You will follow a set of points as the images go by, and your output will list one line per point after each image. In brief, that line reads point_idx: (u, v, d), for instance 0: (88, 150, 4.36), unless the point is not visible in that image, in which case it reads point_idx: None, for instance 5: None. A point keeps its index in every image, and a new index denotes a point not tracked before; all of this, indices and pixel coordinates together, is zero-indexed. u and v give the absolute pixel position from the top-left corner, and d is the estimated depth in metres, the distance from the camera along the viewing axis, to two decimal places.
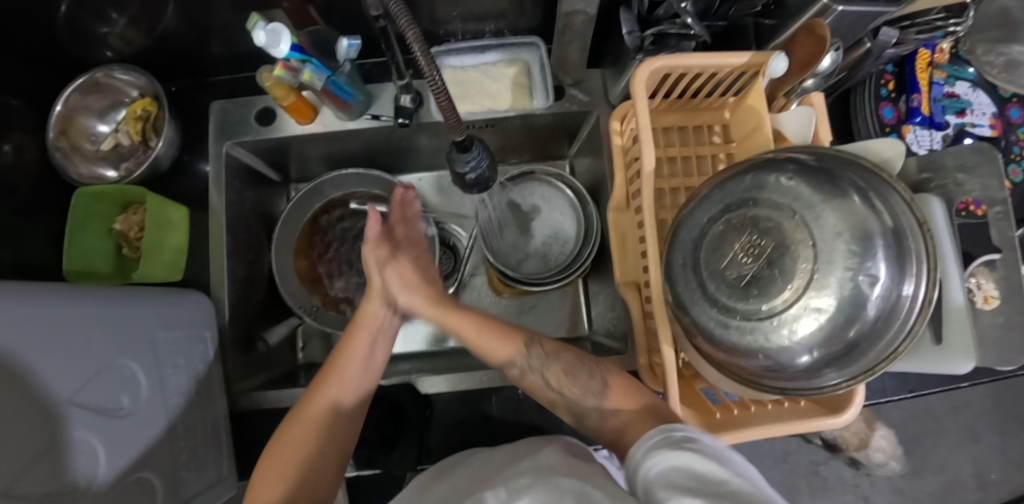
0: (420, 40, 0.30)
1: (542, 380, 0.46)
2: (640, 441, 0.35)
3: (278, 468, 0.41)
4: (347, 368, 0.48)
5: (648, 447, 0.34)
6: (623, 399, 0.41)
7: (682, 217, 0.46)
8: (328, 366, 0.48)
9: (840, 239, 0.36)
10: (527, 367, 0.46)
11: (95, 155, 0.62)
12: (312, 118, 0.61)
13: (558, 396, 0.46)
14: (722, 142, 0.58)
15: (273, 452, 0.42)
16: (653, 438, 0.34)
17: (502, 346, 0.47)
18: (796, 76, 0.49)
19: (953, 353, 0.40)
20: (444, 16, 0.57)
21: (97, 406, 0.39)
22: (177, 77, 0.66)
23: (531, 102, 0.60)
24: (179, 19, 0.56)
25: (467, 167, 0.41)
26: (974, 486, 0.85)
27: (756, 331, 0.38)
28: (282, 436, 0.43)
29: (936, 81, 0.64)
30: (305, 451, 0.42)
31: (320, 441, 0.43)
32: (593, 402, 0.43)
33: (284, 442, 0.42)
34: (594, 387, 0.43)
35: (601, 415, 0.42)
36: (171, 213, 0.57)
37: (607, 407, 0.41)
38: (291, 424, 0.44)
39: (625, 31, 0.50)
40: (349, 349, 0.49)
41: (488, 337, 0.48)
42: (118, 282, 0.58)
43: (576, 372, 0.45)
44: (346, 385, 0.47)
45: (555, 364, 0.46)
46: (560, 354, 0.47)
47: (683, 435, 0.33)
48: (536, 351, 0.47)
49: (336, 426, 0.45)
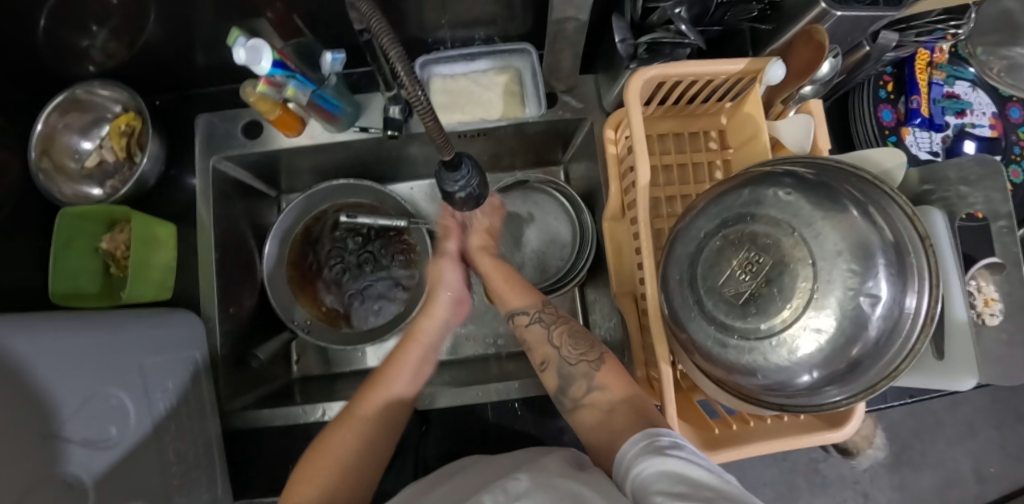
0: (400, 55, 0.26)
1: (546, 334, 0.50)
2: (626, 445, 0.36)
3: (316, 465, 0.41)
4: (392, 381, 0.48)
5: (633, 453, 0.35)
6: (612, 378, 0.44)
7: (679, 229, 0.45)
8: (376, 375, 0.49)
9: (841, 257, 0.35)
10: (537, 317, 0.51)
11: (78, 173, 0.60)
12: (299, 130, 0.59)
13: (553, 351, 0.48)
14: (718, 148, 0.57)
15: (318, 448, 0.43)
16: (638, 445, 0.35)
17: (519, 295, 0.53)
18: (793, 83, 0.48)
19: (955, 369, 0.40)
20: (433, 24, 0.56)
21: (84, 436, 0.38)
22: (160, 91, 0.65)
23: (523, 110, 0.58)
24: (161, 31, 0.54)
25: (457, 186, 0.40)
26: (974, 481, 0.85)
27: (754, 350, 0.37)
28: (328, 436, 0.44)
29: (936, 82, 0.63)
30: (346, 457, 0.42)
31: (360, 446, 0.43)
32: (582, 369, 0.46)
33: (325, 443, 0.43)
34: (589, 357, 0.46)
35: (586, 388, 0.45)
36: (158, 231, 0.56)
37: (595, 382, 0.44)
38: (338, 423, 0.44)
39: (618, 39, 0.48)
40: (399, 361, 0.50)
41: (502, 287, 0.55)
42: (107, 303, 0.57)
43: (579, 337, 0.48)
44: (389, 396, 0.47)
45: (560, 327, 0.50)
46: (564, 322, 0.51)
47: (667, 441, 0.34)
48: (547, 307, 0.52)
49: (377, 435, 0.45)
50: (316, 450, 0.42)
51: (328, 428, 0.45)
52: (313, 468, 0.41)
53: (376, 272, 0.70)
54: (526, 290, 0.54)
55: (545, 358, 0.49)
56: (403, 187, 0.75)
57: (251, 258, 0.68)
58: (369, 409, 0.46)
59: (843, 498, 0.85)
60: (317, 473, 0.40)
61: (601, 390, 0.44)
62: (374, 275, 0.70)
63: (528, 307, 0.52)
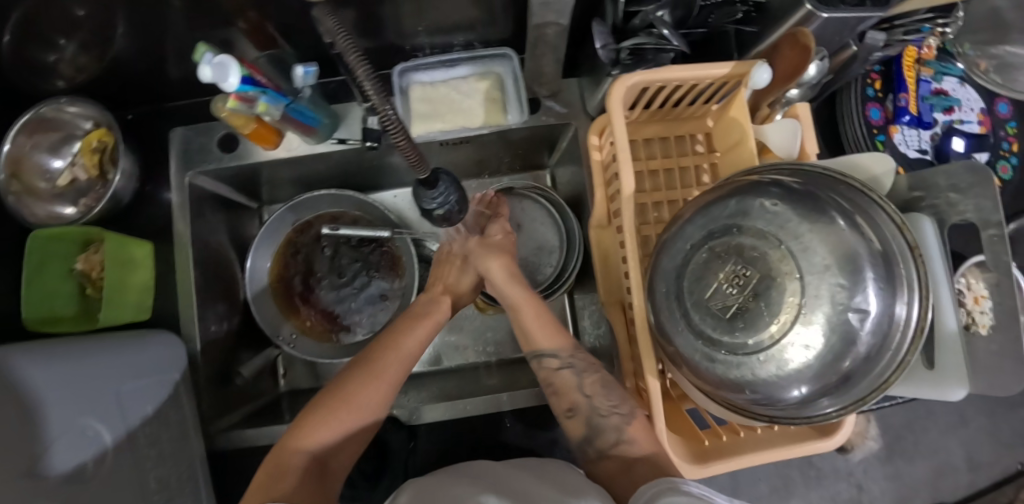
0: (371, 75, 0.28)
1: (576, 381, 0.47)
2: (648, 487, 0.35)
3: (335, 420, 0.42)
4: (411, 345, 0.49)
5: (656, 490, 0.34)
6: (641, 431, 0.42)
7: (665, 240, 0.44)
8: (396, 337, 0.49)
9: (828, 272, 0.34)
10: (567, 363, 0.48)
11: (48, 193, 0.58)
12: (277, 143, 0.58)
13: (582, 400, 0.46)
14: (705, 152, 0.56)
15: (338, 401, 0.43)
16: (662, 485, 0.33)
17: (549, 334, 0.51)
18: (779, 87, 0.47)
19: (946, 379, 0.39)
20: (410, 31, 0.55)
21: (63, 471, 0.37)
22: (133, 105, 0.63)
23: (505, 117, 0.56)
24: (130, 45, 0.52)
25: (434, 203, 0.39)
26: (966, 469, 0.84)
27: (742, 366, 0.36)
28: (348, 387, 0.44)
29: (924, 79, 0.63)
30: (363, 417, 0.44)
31: (373, 405, 0.45)
32: (613, 423, 0.43)
33: (350, 398, 0.43)
34: (622, 409, 0.44)
35: (615, 439, 0.43)
36: (133, 251, 0.54)
37: (624, 435, 0.42)
38: (364, 378, 0.45)
39: (599, 45, 0.47)
40: (418, 329, 0.51)
41: (531, 321, 0.51)
42: (85, 325, 0.55)
43: (611, 387, 0.46)
44: (407, 362, 0.48)
45: (591, 375, 0.47)
46: (596, 370, 0.48)
47: (695, 489, 0.33)
48: (579, 351, 0.50)
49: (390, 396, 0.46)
50: (339, 402, 0.43)
51: (348, 375, 0.45)
52: (333, 423, 0.42)
53: (361, 284, 0.69)
54: (556, 328, 0.51)
55: (572, 404, 0.47)
56: (386, 195, 0.74)
57: (233, 273, 0.67)
58: (390, 372, 0.46)
59: (837, 490, 0.84)
60: (335, 428, 0.42)
61: (630, 443, 0.41)
62: (361, 287, 0.69)
63: (558, 351, 0.49)
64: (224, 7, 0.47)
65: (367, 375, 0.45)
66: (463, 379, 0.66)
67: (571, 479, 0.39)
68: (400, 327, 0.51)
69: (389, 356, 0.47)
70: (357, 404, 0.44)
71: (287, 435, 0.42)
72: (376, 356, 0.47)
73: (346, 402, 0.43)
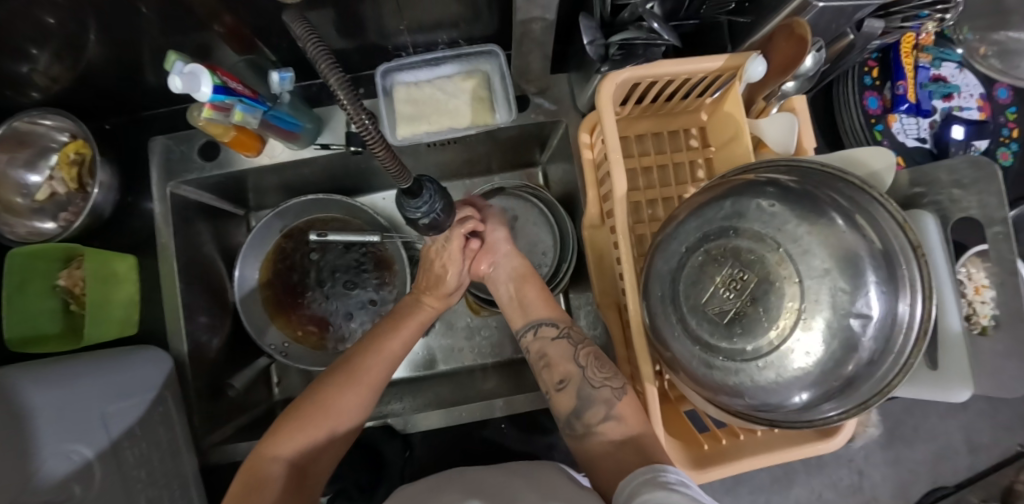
0: (345, 84, 0.24)
1: (571, 351, 0.48)
2: (631, 476, 0.36)
3: (312, 426, 0.43)
4: (393, 347, 0.48)
5: (638, 483, 0.34)
6: (631, 410, 0.42)
7: (660, 241, 0.42)
8: (378, 340, 0.48)
9: (829, 276, 0.33)
10: (566, 333, 0.49)
11: (29, 208, 0.57)
12: (258, 150, 0.56)
13: (577, 370, 0.46)
14: (699, 147, 0.55)
15: (315, 408, 0.43)
16: (644, 474, 0.34)
17: (547, 305, 0.52)
18: (775, 79, 0.45)
19: (949, 379, 0.39)
20: (392, 29, 0.53)
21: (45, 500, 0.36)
22: (110, 115, 0.61)
23: (492, 116, 0.54)
24: (101, 54, 0.50)
25: (419, 212, 0.37)
26: (966, 452, 0.84)
27: (741, 373, 0.35)
28: (326, 392, 0.44)
29: (922, 65, 0.62)
30: (342, 422, 0.44)
31: (352, 409, 0.45)
32: (603, 396, 0.44)
33: (326, 404, 0.44)
34: (614, 382, 0.44)
35: (603, 414, 0.43)
36: (116, 266, 0.53)
37: (613, 411, 0.42)
38: (341, 383, 0.45)
39: (587, 40, 0.45)
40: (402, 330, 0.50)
41: (531, 295, 0.52)
42: (70, 342, 0.54)
43: (606, 359, 0.46)
44: (387, 363, 0.48)
45: (587, 347, 0.48)
46: (591, 343, 0.49)
47: (674, 478, 0.33)
48: (575, 325, 0.51)
49: (371, 399, 0.46)
50: (316, 409, 0.43)
51: (326, 379, 0.45)
52: (310, 430, 0.42)
53: (352, 289, 0.67)
54: (551, 302, 0.53)
55: (566, 376, 0.47)
56: (376, 197, 0.72)
57: (222, 282, 0.66)
58: (369, 375, 0.46)
59: (838, 477, 0.84)
60: (311, 435, 0.42)
61: (617, 420, 0.42)
62: (352, 293, 0.67)
63: (556, 321, 0.50)
64: (196, 10, 0.45)
65: (345, 379, 0.45)
66: (459, 383, 0.66)
67: (561, 484, 0.39)
68: (384, 328, 0.50)
69: (370, 358, 0.47)
70: (333, 409, 0.44)
71: (265, 440, 0.42)
72: (355, 358, 0.47)
73: (323, 408, 0.43)
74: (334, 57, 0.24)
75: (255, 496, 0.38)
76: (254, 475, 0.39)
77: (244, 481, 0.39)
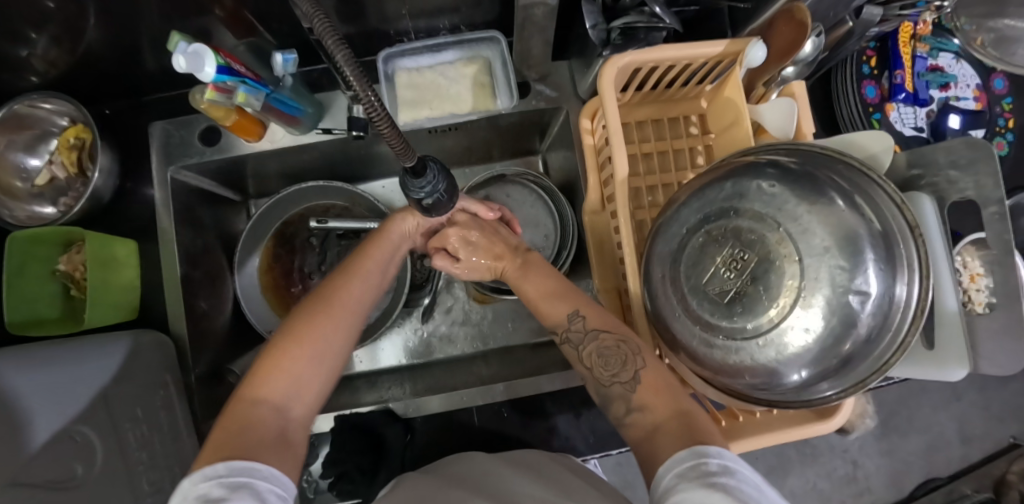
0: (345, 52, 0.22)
1: (576, 354, 0.44)
2: (667, 465, 0.32)
3: (296, 359, 0.38)
4: (364, 278, 0.46)
5: (676, 473, 0.30)
6: (652, 396, 0.38)
7: (661, 224, 0.43)
8: (344, 274, 0.46)
9: (828, 254, 0.33)
10: (566, 338, 0.44)
11: (28, 192, 0.57)
12: (260, 135, 0.56)
13: (587, 372, 0.43)
14: (699, 133, 0.55)
15: (288, 339, 0.39)
16: (683, 463, 0.30)
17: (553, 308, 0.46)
18: (774, 65, 0.46)
19: (945, 360, 0.39)
20: (394, 15, 0.53)
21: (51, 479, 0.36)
22: (110, 100, 0.61)
23: (494, 103, 0.54)
24: (100, 38, 0.50)
25: (423, 192, 0.38)
26: (959, 443, 0.85)
27: (741, 352, 0.35)
28: (304, 324, 0.40)
29: (919, 55, 0.63)
30: (325, 353, 0.40)
31: (337, 338, 0.41)
32: (618, 391, 0.40)
33: (307, 334, 0.39)
34: (623, 377, 0.40)
35: (625, 407, 0.39)
36: (117, 250, 0.53)
37: (634, 403, 0.39)
38: (314, 314, 0.41)
39: (588, 25, 0.46)
40: (365, 258, 0.47)
41: (536, 297, 0.48)
42: (71, 327, 0.54)
43: (610, 355, 0.41)
44: (360, 293, 0.45)
45: (591, 342, 0.43)
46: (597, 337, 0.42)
47: (718, 465, 0.29)
48: (579, 321, 0.44)
49: (352, 328, 0.43)
50: (292, 338, 0.39)
51: (297, 315, 0.41)
52: (291, 362, 0.38)
53: None
54: (560, 296, 0.46)
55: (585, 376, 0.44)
56: (376, 185, 0.73)
57: (222, 268, 0.66)
58: (345, 304, 0.43)
59: (833, 467, 0.85)
60: (298, 370, 0.38)
61: (642, 410, 0.38)
62: None
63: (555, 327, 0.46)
64: None
65: (319, 309, 0.42)
66: (458, 370, 0.66)
67: (572, 481, 0.39)
68: (344, 264, 0.47)
69: (344, 289, 0.44)
70: (315, 343, 0.39)
71: (240, 390, 0.36)
72: (325, 293, 0.43)
73: (300, 338, 0.39)
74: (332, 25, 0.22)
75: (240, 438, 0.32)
76: (237, 422, 0.33)
77: (225, 430, 0.33)
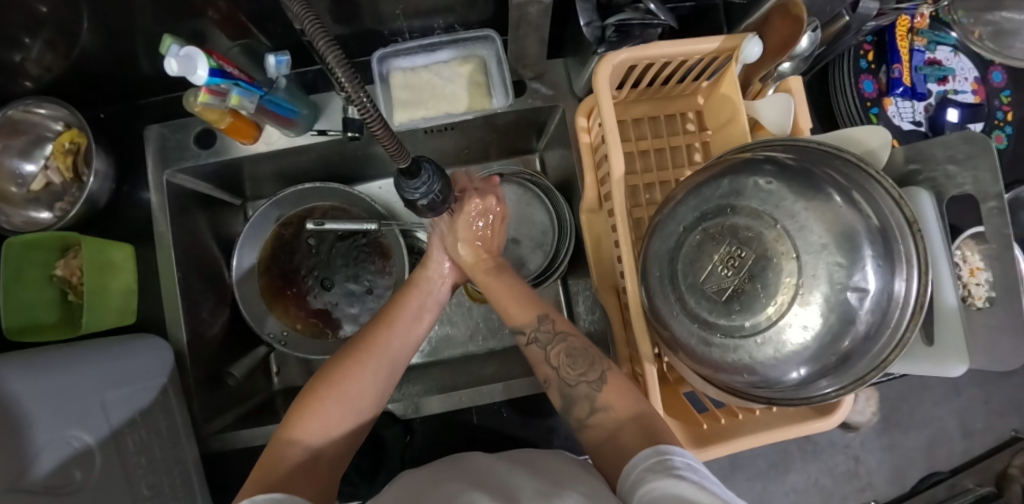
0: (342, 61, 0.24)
1: (543, 354, 0.48)
2: (635, 461, 0.35)
3: (332, 401, 0.43)
4: (401, 325, 0.51)
5: (644, 469, 0.34)
6: (616, 397, 0.42)
7: (658, 222, 0.43)
8: (382, 320, 0.51)
9: (825, 251, 0.33)
10: (533, 338, 0.49)
11: (23, 198, 0.57)
12: (255, 137, 0.56)
13: (553, 373, 0.47)
14: (696, 130, 0.55)
15: (324, 383, 0.44)
16: (649, 458, 0.34)
17: (520, 309, 0.51)
18: (771, 60, 0.46)
19: (945, 355, 0.39)
20: (388, 15, 0.53)
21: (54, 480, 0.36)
22: (104, 104, 0.61)
23: (490, 102, 0.54)
24: (93, 42, 0.50)
25: (417, 193, 0.38)
26: (960, 437, 0.84)
27: (739, 349, 0.35)
28: (341, 370, 0.45)
29: (917, 49, 0.62)
30: (357, 398, 0.45)
31: (374, 379, 0.46)
32: (583, 391, 0.44)
33: (344, 378, 0.45)
34: (590, 377, 0.44)
35: (589, 408, 0.43)
36: (113, 254, 0.52)
37: (598, 403, 0.43)
38: (351, 362, 0.46)
39: (583, 22, 0.45)
40: (402, 306, 0.52)
41: (506, 300, 0.52)
42: (68, 332, 0.54)
43: (578, 356, 0.46)
44: (397, 341, 0.49)
45: (559, 345, 0.47)
46: (564, 338, 0.48)
47: (681, 462, 0.33)
48: (546, 322, 0.49)
49: (386, 375, 0.47)
50: (328, 383, 0.44)
51: (337, 360, 0.47)
52: (325, 407, 0.43)
53: (352, 279, 0.67)
54: (528, 300, 0.52)
55: (547, 377, 0.48)
56: (372, 186, 0.73)
57: (219, 271, 0.66)
58: (384, 348, 0.48)
59: (835, 463, 0.84)
60: (333, 411, 0.43)
61: (605, 411, 0.42)
62: (351, 280, 0.67)
63: (522, 327, 0.50)
64: None
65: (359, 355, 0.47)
66: (458, 369, 0.66)
67: (567, 472, 0.39)
68: (384, 311, 0.52)
69: (383, 334, 0.49)
70: (351, 388, 0.44)
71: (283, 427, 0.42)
72: (363, 341, 0.48)
73: (333, 383, 0.44)
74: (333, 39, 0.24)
75: (271, 474, 0.38)
76: (273, 458, 0.39)
77: (264, 464, 0.39)
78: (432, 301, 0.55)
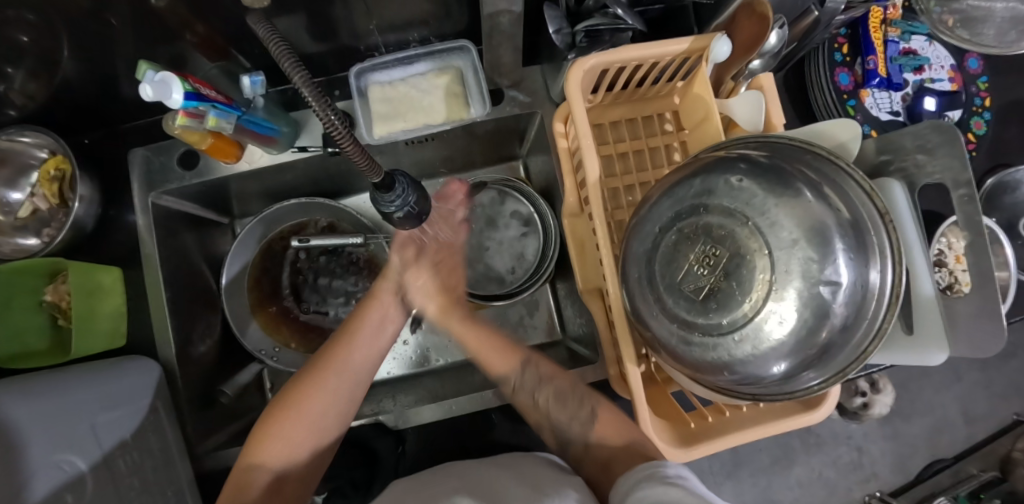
0: (304, 76, 0.27)
1: (532, 400, 0.51)
2: (631, 473, 0.36)
3: (290, 427, 0.44)
4: (364, 343, 0.49)
5: (638, 479, 0.35)
6: (608, 431, 0.46)
7: (636, 223, 0.43)
8: (343, 334, 0.50)
9: (797, 246, 0.33)
10: (519, 386, 0.52)
11: (12, 225, 0.58)
12: (239, 156, 0.57)
13: (544, 417, 0.51)
14: (674, 130, 0.55)
15: (281, 409, 0.45)
16: (644, 470, 0.35)
17: (499, 363, 0.52)
18: (740, 59, 0.47)
19: (925, 343, 0.39)
20: (363, 30, 0.53)
21: (59, 496, 0.37)
22: (89, 129, 0.61)
23: (467, 111, 0.54)
24: (73, 71, 0.50)
25: (393, 206, 0.39)
26: (963, 423, 0.84)
27: (719, 347, 0.35)
28: (299, 395, 0.45)
29: (891, 40, 0.63)
30: (320, 421, 0.46)
31: (331, 404, 0.46)
32: (578, 430, 0.48)
33: (301, 404, 0.45)
34: (581, 417, 0.48)
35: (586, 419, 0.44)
36: (101, 278, 0.53)
37: None
38: (310, 383, 0.46)
39: (553, 30, 0.47)
40: (364, 318, 0.51)
41: (485, 354, 0.52)
42: (60, 357, 0.55)
43: (567, 398, 0.50)
44: (361, 359, 0.49)
45: (546, 388, 0.51)
46: (551, 379, 0.51)
47: (673, 473, 0.34)
48: (531, 365, 0.52)
49: (348, 394, 0.47)
50: (286, 408, 0.45)
51: (298, 379, 0.47)
52: (284, 434, 0.44)
53: (341, 291, 0.68)
54: (505, 351, 0.53)
55: (539, 421, 0.52)
56: (359, 199, 0.73)
57: (209, 289, 0.66)
58: (342, 370, 0.47)
59: (838, 455, 0.84)
60: (294, 439, 0.44)
61: (602, 420, 0.42)
62: (341, 292, 0.69)
63: (506, 378, 0.52)
64: (166, 19, 0.46)
65: (319, 374, 0.46)
66: (453, 377, 0.66)
67: (544, 476, 0.40)
68: (347, 322, 0.51)
69: (344, 350, 0.48)
70: (309, 411, 0.45)
71: (248, 446, 0.44)
72: (326, 357, 0.48)
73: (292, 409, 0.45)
74: (294, 56, 0.27)
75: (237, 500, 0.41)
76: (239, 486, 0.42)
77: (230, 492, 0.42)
78: (397, 311, 0.53)
